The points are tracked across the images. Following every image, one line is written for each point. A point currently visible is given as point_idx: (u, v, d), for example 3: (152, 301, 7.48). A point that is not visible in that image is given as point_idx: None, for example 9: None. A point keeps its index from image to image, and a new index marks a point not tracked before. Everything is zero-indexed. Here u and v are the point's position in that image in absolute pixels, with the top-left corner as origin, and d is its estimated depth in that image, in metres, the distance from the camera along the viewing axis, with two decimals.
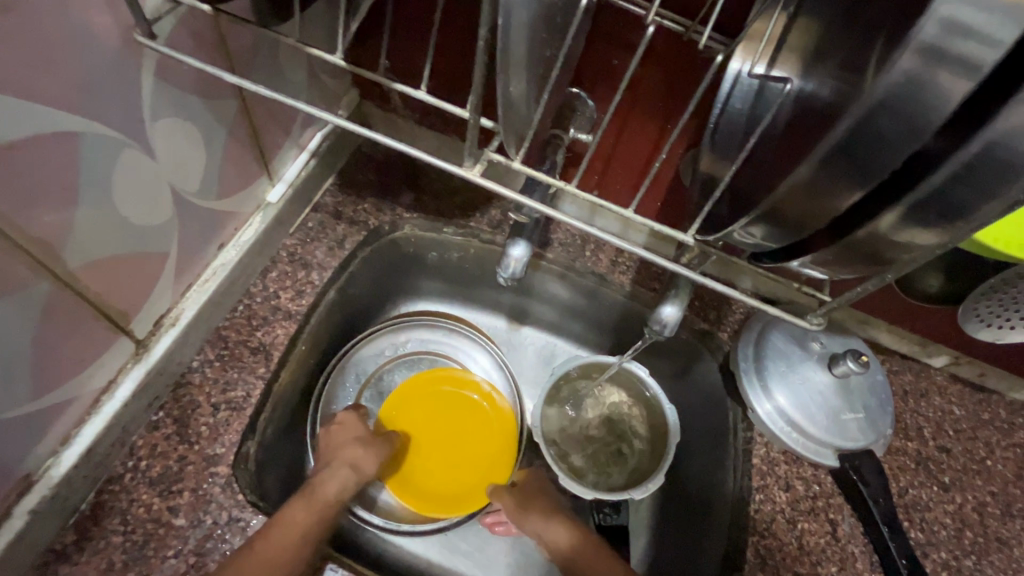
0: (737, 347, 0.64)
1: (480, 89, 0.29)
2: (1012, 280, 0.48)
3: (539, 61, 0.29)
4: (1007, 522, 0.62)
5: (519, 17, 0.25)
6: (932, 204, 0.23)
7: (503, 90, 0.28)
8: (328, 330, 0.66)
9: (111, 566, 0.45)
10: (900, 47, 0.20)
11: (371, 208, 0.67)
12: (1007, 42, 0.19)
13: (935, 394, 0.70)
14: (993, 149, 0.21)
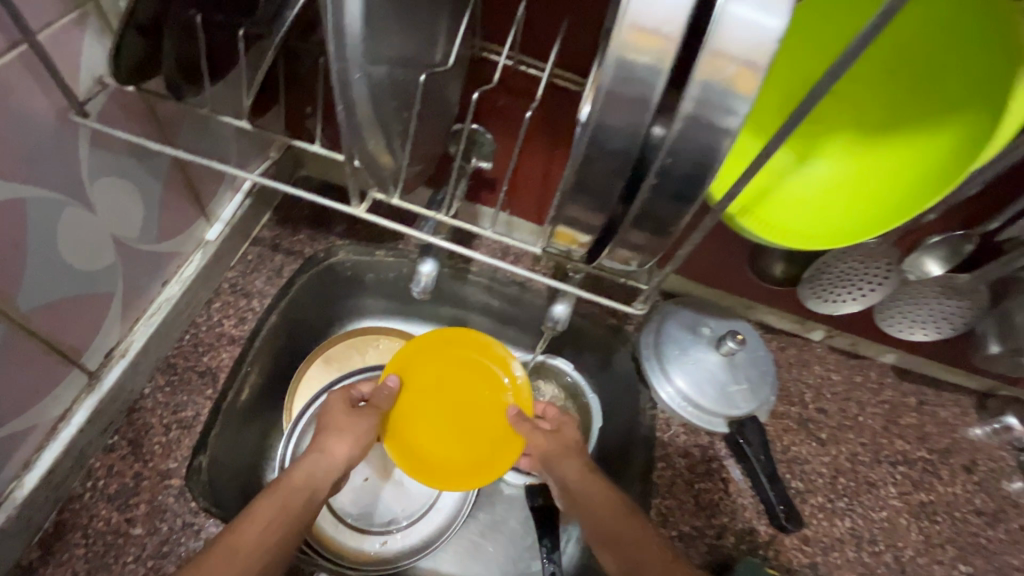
0: (640, 337, 0.74)
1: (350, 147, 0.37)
2: (829, 262, 0.58)
3: (397, 122, 0.37)
4: (876, 467, 0.73)
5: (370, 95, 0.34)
6: (647, 210, 0.32)
7: (365, 147, 0.36)
8: (277, 352, 0.75)
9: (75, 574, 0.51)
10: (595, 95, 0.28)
11: (306, 238, 0.74)
12: (655, 87, 0.27)
13: (814, 363, 0.80)
14: (669, 171, 0.29)
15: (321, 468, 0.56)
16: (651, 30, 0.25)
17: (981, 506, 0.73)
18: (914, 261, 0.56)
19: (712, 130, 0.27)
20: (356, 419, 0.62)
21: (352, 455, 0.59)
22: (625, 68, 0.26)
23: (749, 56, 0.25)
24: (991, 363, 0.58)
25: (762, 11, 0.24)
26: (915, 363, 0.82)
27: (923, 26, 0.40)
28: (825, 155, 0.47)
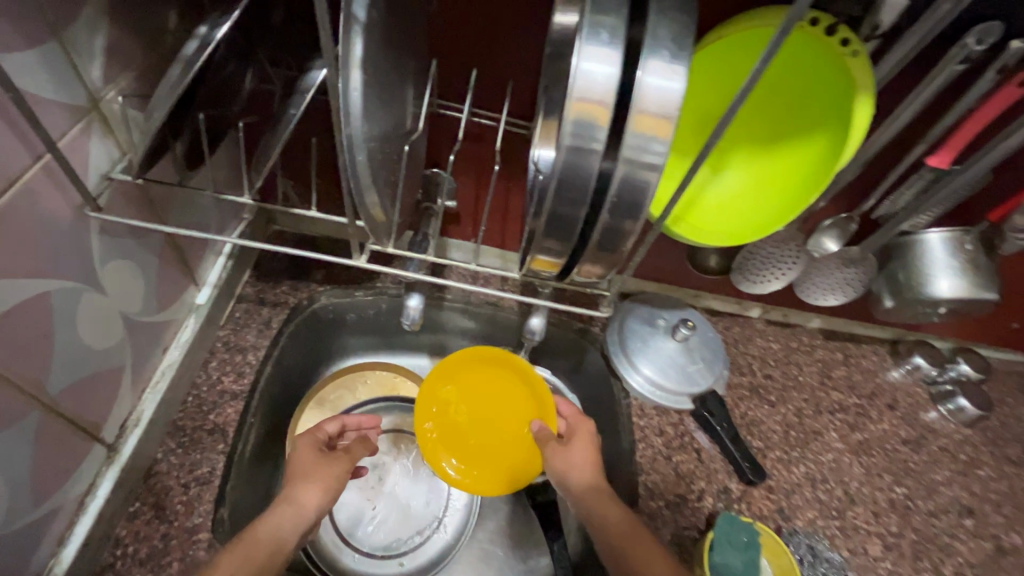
0: (606, 336, 0.84)
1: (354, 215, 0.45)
2: (750, 253, 0.69)
3: (388, 187, 0.44)
4: (818, 417, 0.85)
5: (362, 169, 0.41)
6: (605, 235, 0.38)
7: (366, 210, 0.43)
8: (274, 398, 0.79)
9: None
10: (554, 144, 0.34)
11: (288, 288, 0.80)
12: (601, 137, 0.33)
13: (757, 336, 0.93)
14: (619, 201, 0.36)
15: (289, 521, 0.54)
16: (591, 99, 0.32)
17: (906, 435, 0.86)
18: (816, 241, 0.68)
19: (647, 169, 0.34)
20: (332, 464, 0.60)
21: (322, 505, 0.57)
22: (575, 126, 0.33)
23: (666, 110, 0.32)
24: (887, 314, 0.72)
25: (670, 77, 0.32)
26: (836, 324, 0.96)
27: (792, 63, 0.49)
28: (733, 166, 0.57)
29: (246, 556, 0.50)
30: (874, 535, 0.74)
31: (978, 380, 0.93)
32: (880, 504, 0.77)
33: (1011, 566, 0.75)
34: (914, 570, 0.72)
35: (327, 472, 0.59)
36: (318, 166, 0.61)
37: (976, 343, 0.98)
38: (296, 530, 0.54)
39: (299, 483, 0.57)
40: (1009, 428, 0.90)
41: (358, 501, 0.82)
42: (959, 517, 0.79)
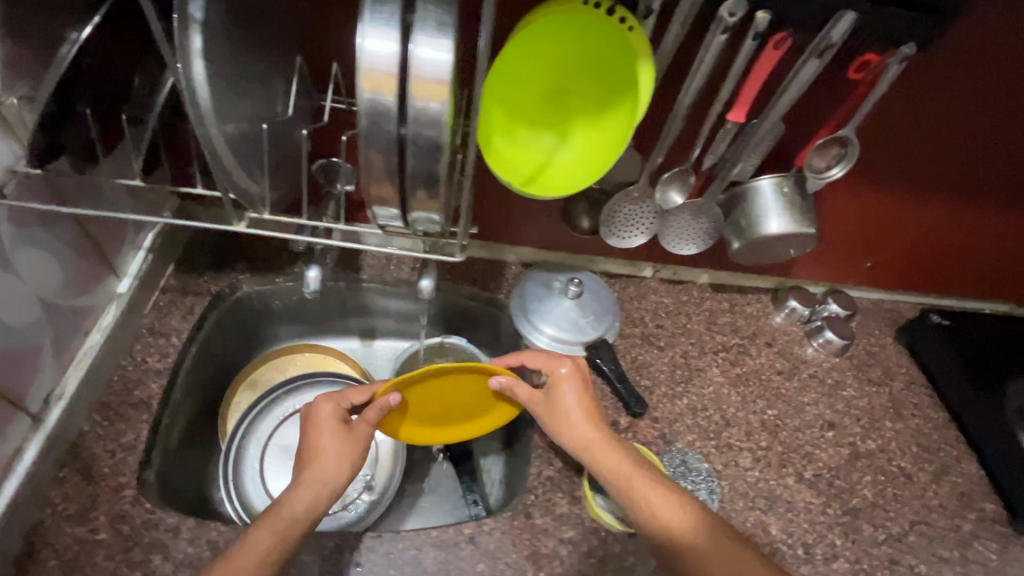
0: (510, 299, 0.93)
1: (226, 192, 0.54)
2: (613, 209, 0.79)
3: (252, 163, 0.54)
4: (703, 356, 0.96)
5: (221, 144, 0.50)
6: (419, 181, 0.48)
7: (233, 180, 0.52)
8: (203, 381, 0.86)
9: None
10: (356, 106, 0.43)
11: (211, 277, 0.86)
12: (390, 99, 0.42)
13: (650, 293, 1.03)
14: (418, 150, 0.45)
15: (322, 492, 0.63)
16: (377, 70, 0.42)
17: (780, 366, 0.98)
18: (664, 195, 0.78)
19: (432, 121, 0.43)
20: (349, 439, 0.67)
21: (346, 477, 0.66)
22: (369, 91, 0.42)
23: (438, 75, 0.42)
24: (739, 257, 0.82)
25: (435, 48, 0.42)
26: (723, 278, 1.06)
27: (590, 46, 0.62)
28: (573, 136, 0.68)
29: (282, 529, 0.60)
30: (745, 450, 0.85)
31: (846, 317, 1.02)
32: (752, 424, 0.89)
33: (864, 466, 0.87)
34: (778, 476, 0.83)
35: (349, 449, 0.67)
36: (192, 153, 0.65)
37: (847, 285, 1.07)
38: (321, 501, 0.63)
39: (325, 462, 0.65)
40: (873, 354, 1.01)
41: (289, 469, 0.89)
42: (821, 430, 0.90)
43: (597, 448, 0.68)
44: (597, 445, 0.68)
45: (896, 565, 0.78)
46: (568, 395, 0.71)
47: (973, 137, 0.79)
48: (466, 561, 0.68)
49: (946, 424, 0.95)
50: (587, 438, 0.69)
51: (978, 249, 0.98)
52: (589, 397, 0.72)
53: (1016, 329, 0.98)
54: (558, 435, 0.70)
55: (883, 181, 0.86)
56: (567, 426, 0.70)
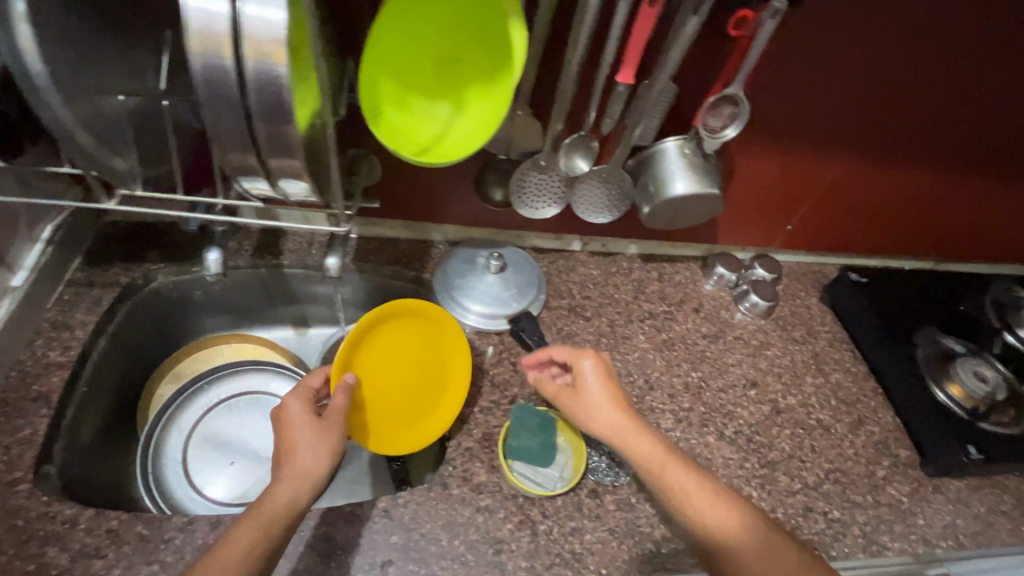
0: (433, 276, 0.93)
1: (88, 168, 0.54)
2: (522, 177, 0.79)
3: None
4: (629, 324, 0.97)
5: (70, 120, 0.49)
6: (273, 146, 0.47)
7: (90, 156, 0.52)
8: (120, 375, 0.84)
9: None
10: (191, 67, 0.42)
11: (121, 268, 0.84)
12: (225, 60, 0.42)
13: (578, 266, 1.03)
14: (264, 114, 0.44)
15: (303, 486, 0.61)
16: (205, 29, 0.41)
17: (706, 330, 0.99)
18: (570, 162, 0.78)
19: (273, 83, 0.43)
20: (326, 424, 0.66)
21: (328, 469, 0.64)
22: (201, 51, 0.41)
23: (272, 35, 0.41)
24: (650, 221, 0.83)
25: (265, 7, 0.40)
26: (653, 248, 1.06)
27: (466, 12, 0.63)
28: (467, 105, 0.68)
29: (266, 527, 0.57)
30: (667, 412, 0.87)
31: (772, 280, 1.04)
32: (676, 387, 0.90)
33: (784, 421, 0.89)
34: (700, 434, 0.85)
35: (326, 439, 0.65)
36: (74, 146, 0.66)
37: (771, 249, 1.10)
38: (303, 496, 0.61)
39: (302, 454, 0.63)
40: (798, 314, 1.04)
41: (213, 458, 0.88)
42: (743, 389, 0.92)
43: (625, 432, 0.68)
44: (628, 432, 0.68)
45: (810, 512, 0.80)
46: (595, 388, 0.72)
47: (867, 93, 0.81)
48: (379, 533, 0.68)
49: (866, 377, 0.97)
50: (615, 425, 0.69)
51: (889, 207, 1.02)
52: (614, 387, 0.72)
53: (924, 286, 1.04)
54: (589, 425, 0.71)
55: (788, 140, 0.88)
56: (595, 416, 0.70)
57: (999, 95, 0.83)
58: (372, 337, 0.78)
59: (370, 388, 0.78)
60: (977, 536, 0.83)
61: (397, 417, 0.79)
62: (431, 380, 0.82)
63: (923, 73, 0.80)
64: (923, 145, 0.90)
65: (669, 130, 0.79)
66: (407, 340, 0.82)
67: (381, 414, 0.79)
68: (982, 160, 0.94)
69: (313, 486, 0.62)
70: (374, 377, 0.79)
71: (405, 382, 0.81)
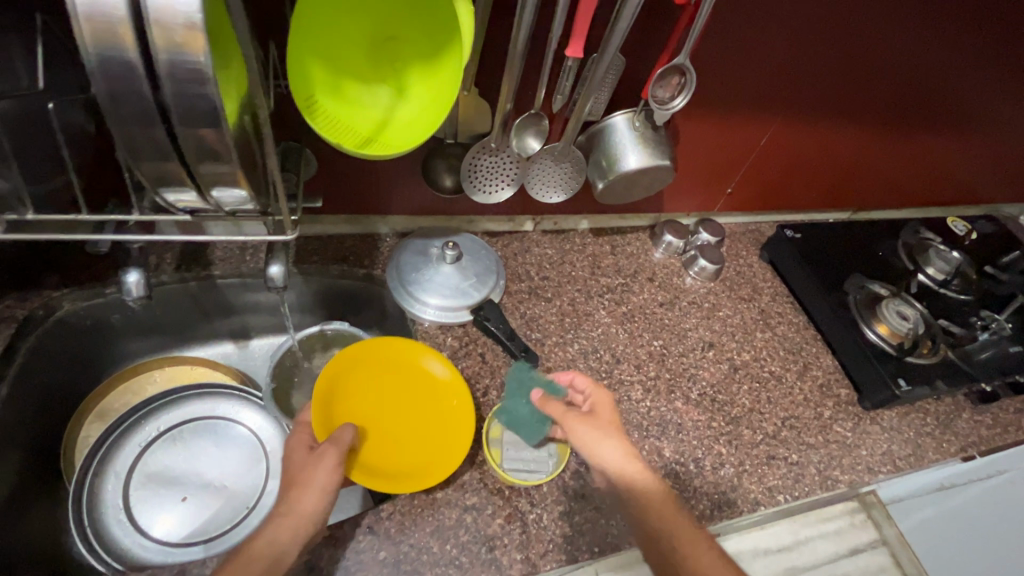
0: (387, 274, 0.87)
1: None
2: (472, 160, 0.75)
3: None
4: (590, 300, 0.97)
5: None
6: (203, 153, 0.40)
7: None
8: (35, 420, 0.74)
9: None
10: (87, 63, 0.35)
11: (15, 301, 0.73)
12: (130, 55, 0.35)
13: (534, 247, 1.01)
14: (188, 116, 0.38)
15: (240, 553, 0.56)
16: (97, 18, 0.33)
17: (662, 298, 1.01)
18: (521, 141, 0.76)
19: (195, 79, 0.36)
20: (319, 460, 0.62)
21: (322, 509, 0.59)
22: (95, 44, 0.34)
23: (187, 23, 0.34)
24: (604, 197, 0.82)
25: None
26: (603, 221, 1.06)
27: None
28: (411, 90, 0.63)
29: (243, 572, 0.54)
30: (636, 383, 0.89)
31: (716, 244, 1.07)
32: (641, 357, 0.92)
33: (741, 377, 0.94)
34: (668, 401, 0.88)
35: (319, 474, 0.61)
36: None
37: (713, 212, 1.14)
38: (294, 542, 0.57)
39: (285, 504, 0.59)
40: (742, 274, 1.09)
41: (162, 497, 0.80)
42: (702, 351, 0.96)
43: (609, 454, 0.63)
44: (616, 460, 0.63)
45: (772, 459, 0.86)
46: (601, 417, 0.66)
47: (804, 53, 0.83)
48: (365, 553, 0.65)
49: (806, 326, 1.05)
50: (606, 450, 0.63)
51: (817, 163, 1.08)
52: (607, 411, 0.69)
53: (849, 237, 1.12)
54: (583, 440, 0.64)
55: (730, 103, 0.89)
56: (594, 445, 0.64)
57: (915, 49, 0.88)
58: (344, 378, 0.75)
59: (364, 424, 0.73)
60: (910, 458, 0.93)
61: (400, 457, 0.71)
62: (429, 412, 0.76)
63: (851, 29, 0.82)
64: (848, 102, 0.95)
65: (618, 104, 0.78)
66: (388, 377, 0.77)
67: (378, 457, 0.71)
68: (898, 112, 1.00)
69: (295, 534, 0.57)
70: (365, 419, 0.74)
71: (398, 421, 0.75)
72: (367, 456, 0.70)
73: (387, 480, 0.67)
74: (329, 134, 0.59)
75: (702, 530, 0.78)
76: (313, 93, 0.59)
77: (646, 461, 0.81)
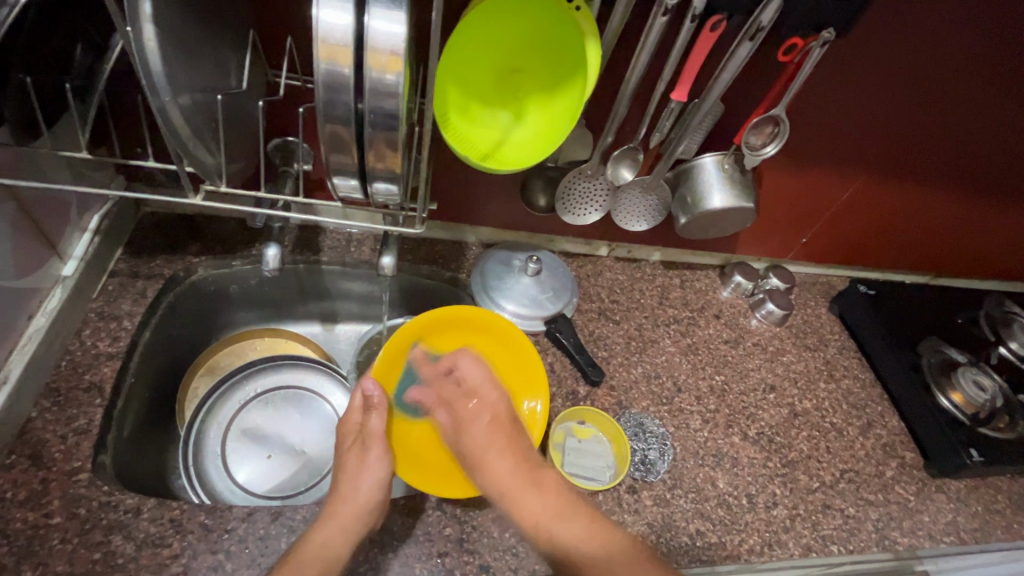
0: (471, 279, 0.95)
1: (186, 171, 0.54)
2: (567, 186, 0.83)
3: (212, 141, 0.55)
4: (656, 328, 1.00)
5: (175, 118, 0.49)
6: (377, 150, 0.49)
7: (199, 159, 0.54)
8: (162, 366, 0.85)
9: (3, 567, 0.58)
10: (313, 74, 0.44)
11: (163, 261, 0.84)
12: (346, 71, 0.44)
13: (606, 271, 1.06)
14: (376, 120, 0.47)
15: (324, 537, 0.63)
16: (331, 42, 0.43)
17: (727, 336, 1.03)
18: (616, 171, 0.82)
19: (389, 93, 0.45)
20: (364, 454, 0.74)
21: (372, 498, 0.69)
22: (322, 62, 0.43)
23: (393, 49, 0.43)
24: (685, 231, 0.87)
25: (389, 22, 0.43)
26: (675, 255, 1.10)
27: (537, 25, 0.65)
28: (529, 114, 0.71)
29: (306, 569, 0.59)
30: (695, 413, 0.91)
31: (785, 290, 1.08)
32: (701, 389, 0.94)
33: (801, 423, 0.95)
34: (725, 435, 0.90)
35: (370, 467, 0.72)
36: (149, 143, 0.67)
37: (785, 260, 1.15)
38: (348, 540, 0.64)
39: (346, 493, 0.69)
40: (810, 323, 1.09)
41: (252, 451, 0.90)
42: (763, 393, 0.97)
43: (517, 496, 0.70)
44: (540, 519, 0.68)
45: (828, 509, 0.86)
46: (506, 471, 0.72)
47: (892, 121, 0.87)
48: (433, 526, 0.70)
49: (873, 383, 1.04)
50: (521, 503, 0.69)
51: (898, 226, 1.09)
52: (508, 426, 0.77)
53: (927, 299, 1.10)
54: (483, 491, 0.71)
55: (817, 157, 0.93)
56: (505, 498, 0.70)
57: (1009, 125, 0.89)
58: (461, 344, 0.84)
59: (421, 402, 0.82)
60: (976, 533, 0.89)
61: (435, 454, 0.80)
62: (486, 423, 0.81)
63: (936, 103, 0.85)
64: (936, 167, 0.96)
65: (709, 146, 0.84)
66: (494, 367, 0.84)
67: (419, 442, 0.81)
68: (985, 184, 1.00)
69: (348, 532, 0.65)
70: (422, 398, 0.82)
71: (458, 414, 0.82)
72: (407, 437, 0.81)
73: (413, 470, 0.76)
74: (460, 146, 0.68)
75: (750, 565, 0.79)
76: (448, 112, 0.68)
77: (700, 489, 0.83)
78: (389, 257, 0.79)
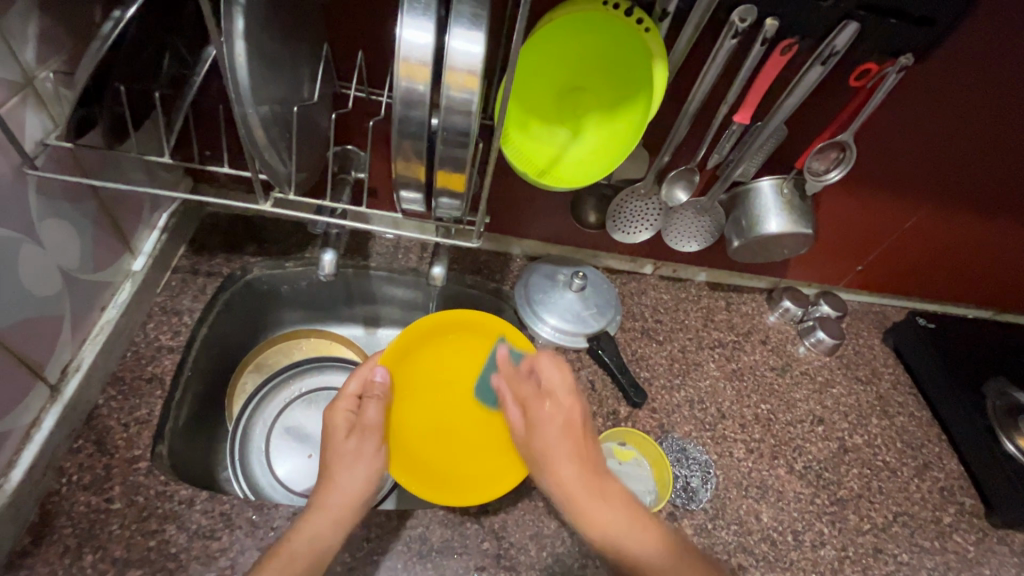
0: (514, 290, 0.95)
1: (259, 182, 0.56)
2: (618, 204, 0.83)
3: (285, 150, 0.57)
4: (700, 350, 0.98)
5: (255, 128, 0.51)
6: (446, 165, 0.50)
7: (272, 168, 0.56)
8: (216, 362, 0.88)
9: (67, 547, 0.62)
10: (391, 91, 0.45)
11: (222, 259, 0.88)
12: (423, 89, 0.45)
13: (650, 289, 1.04)
14: (448, 137, 0.47)
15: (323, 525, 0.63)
16: (410, 60, 0.44)
17: (774, 363, 1.00)
18: (670, 192, 0.82)
19: (463, 110, 0.46)
20: (363, 442, 0.70)
21: (361, 493, 0.66)
22: (401, 80, 0.45)
23: (470, 69, 0.44)
24: (737, 254, 0.85)
25: (468, 42, 0.43)
26: (721, 277, 1.07)
27: (603, 45, 0.65)
28: (589, 132, 0.71)
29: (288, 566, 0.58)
30: (739, 442, 0.88)
31: (836, 318, 1.04)
32: (746, 417, 0.92)
33: (851, 460, 0.91)
34: (771, 467, 0.87)
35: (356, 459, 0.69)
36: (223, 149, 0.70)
37: (837, 287, 1.11)
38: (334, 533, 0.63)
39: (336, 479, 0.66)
40: (861, 354, 1.05)
41: (293, 449, 0.92)
42: (811, 426, 0.93)
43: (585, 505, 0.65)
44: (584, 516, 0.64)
45: (879, 553, 0.82)
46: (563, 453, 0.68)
47: (960, 151, 0.83)
48: (471, 539, 0.70)
49: (929, 423, 0.98)
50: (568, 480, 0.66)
51: (961, 259, 1.03)
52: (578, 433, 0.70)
53: (991, 336, 1.04)
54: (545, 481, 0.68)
55: (878, 185, 0.90)
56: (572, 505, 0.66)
57: None
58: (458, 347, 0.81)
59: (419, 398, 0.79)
60: None
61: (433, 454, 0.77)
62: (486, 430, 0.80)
63: (1009, 135, 0.80)
64: (1010, 201, 0.91)
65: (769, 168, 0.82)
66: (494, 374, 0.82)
67: (415, 440, 0.77)
68: None
69: (340, 524, 0.63)
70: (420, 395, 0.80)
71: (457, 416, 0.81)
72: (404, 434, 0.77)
73: (415, 476, 0.73)
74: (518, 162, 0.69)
75: None
76: (509, 129, 0.69)
77: (742, 521, 0.80)
78: (439, 267, 0.80)
